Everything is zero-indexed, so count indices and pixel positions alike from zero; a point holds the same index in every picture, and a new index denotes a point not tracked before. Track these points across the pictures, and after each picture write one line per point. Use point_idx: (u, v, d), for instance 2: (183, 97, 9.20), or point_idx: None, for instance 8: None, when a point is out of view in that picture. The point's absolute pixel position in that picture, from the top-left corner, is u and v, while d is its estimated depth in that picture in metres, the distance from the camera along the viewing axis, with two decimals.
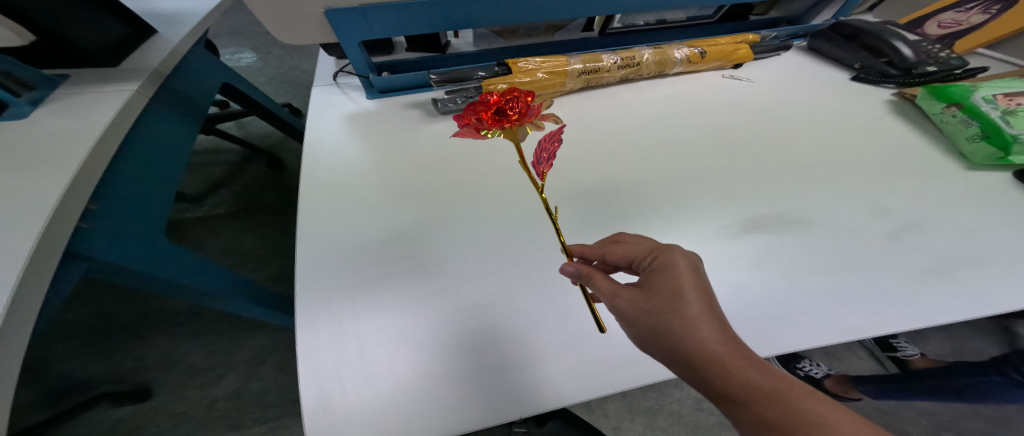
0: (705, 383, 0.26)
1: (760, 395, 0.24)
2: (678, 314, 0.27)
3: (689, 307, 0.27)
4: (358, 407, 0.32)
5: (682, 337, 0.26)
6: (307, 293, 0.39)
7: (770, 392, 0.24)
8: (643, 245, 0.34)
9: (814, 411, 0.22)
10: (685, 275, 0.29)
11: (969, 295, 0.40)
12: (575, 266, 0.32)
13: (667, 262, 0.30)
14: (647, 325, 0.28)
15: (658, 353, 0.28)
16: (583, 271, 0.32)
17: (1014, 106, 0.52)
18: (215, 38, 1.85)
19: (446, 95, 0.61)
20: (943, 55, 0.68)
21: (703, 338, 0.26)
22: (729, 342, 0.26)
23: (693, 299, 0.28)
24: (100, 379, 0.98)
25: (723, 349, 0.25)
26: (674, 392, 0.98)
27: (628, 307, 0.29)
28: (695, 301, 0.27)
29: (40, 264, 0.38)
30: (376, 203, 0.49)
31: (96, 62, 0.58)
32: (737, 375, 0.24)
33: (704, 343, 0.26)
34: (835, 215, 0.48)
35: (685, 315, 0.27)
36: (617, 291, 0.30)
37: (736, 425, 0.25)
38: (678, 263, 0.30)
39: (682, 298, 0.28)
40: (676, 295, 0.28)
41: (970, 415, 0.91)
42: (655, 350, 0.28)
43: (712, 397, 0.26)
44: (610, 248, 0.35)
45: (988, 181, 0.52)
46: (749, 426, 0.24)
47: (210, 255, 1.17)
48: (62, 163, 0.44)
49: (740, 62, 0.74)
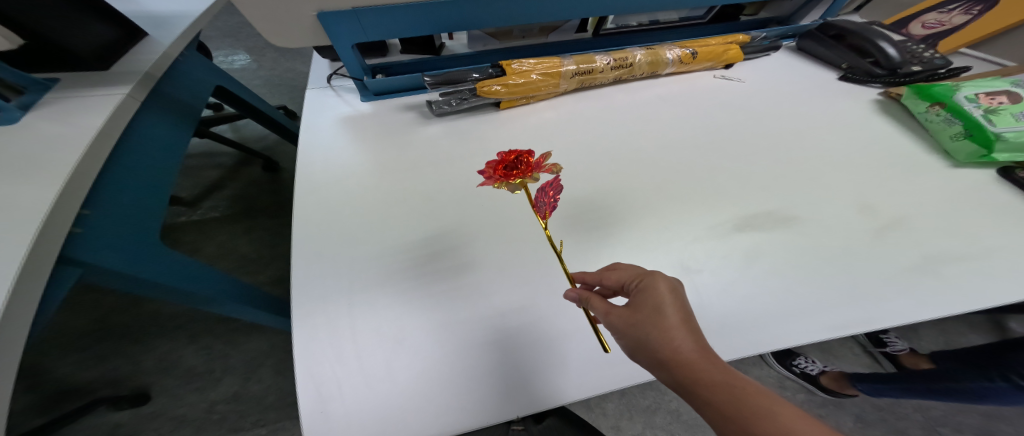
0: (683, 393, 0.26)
1: (724, 398, 0.23)
2: (658, 325, 0.28)
3: (669, 319, 0.28)
4: (354, 408, 0.33)
5: (658, 344, 0.27)
6: (304, 297, 0.39)
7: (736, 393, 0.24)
8: (634, 269, 0.34)
9: (771, 408, 0.22)
10: (668, 292, 0.30)
11: (953, 290, 0.41)
12: (576, 291, 0.33)
13: (651, 279, 0.31)
14: (632, 338, 0.29)
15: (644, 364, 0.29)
16: (584, 296, 0.32)
17: (995, 105, 0.53)
18: (209, 40, 1.85)
19: (441, 97, 0.61)
20: (929, 55, 0.69)
21: (676, 345, 0.26)
22: (707, 354, 0.26)
23: (672, 312, 0.28)
24: (97, 383, 0.97)
25: (699, 358, 0.26)
26: (672, 391, 0.99)
27: (615, 321, 0.30)
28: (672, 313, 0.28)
29: (34, 269, 0.38)
30: (371, 206, 0.49)
31: (86, 66, 0.58)
32: (705, 377, 0.25)
33: (679, 351, 0.26)
34: (824, 213, 0.49)
35: (664, 327, 0.28)
36: (605, 307, 0.31)
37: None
38: (661, 282, 0.30)
39: (663, 311, 0.28)
40: (658, 310, 0.29)
41: (962, 410, 0.93)
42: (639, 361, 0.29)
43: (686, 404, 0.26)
44: (606, 272, 0.35)
45: (973, 178, 0.53)
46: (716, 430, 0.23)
47: (206, 259, 1.17)
48: (54, 167, 0.45)
49: (730, 62, 0.75)
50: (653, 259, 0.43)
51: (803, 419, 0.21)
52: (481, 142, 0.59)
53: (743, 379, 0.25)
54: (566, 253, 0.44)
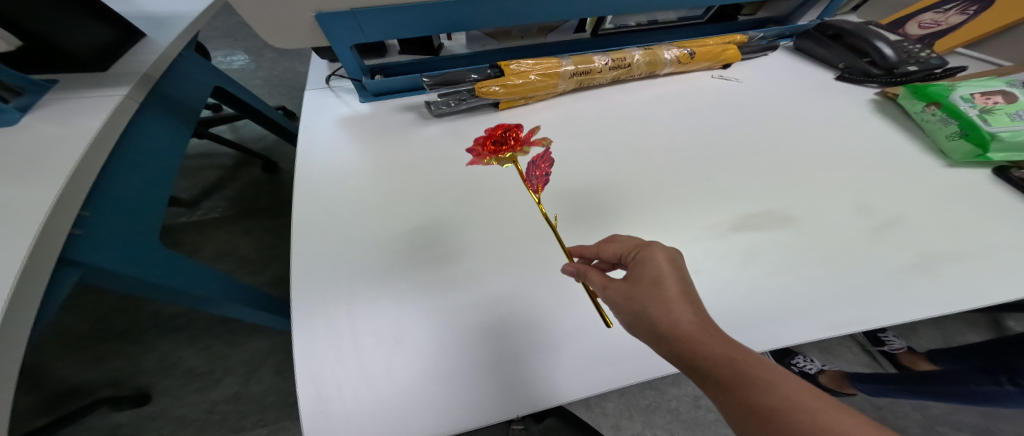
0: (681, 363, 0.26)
1: (723, 367, 0.25)
2: (657, 298, 0.28)
3: (667, 292, 0.28)
4: (355, 407, 0.33)
5: (659, 319, 0.27)
6: (304, 297, 0.39)
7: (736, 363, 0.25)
8: (627, 242, 0.34)
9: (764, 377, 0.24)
10: (665, 265, 0.30)
11: (949, 289, 0.41)
12: (574, 265, 0.34)
13: (649, 252, 0.31)
14: (630, 311, 0.29)
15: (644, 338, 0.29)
16: (581, 269, 0.33)
17: (991, 105, 0.53)
18: (207, 41, 1.84)
19: (440, 98, 0.61)
20: (925, 55, 0.69)
21: (676, 318, 0.27)
22: (706, 325, 0.27)
23: (671, 286, 0.29)
24: (97, 384, 0.97)
25: (696, 328, 0.26)
26: (672, 390, 0.99)
27: (614, 296, 0.30)
28: (671, 285, 0.29)
29: (33, 271, 0.38)
30: (371, 206, 0.49)
31: (83, 67, 0.57)
32: (705, 349, 0.25)
33: (677, 323, 0.27)
34: (821, 212, 0.49)
35: (662, 299, 0.28)
36: (605, 282, 0.31)
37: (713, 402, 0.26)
38: (658, 255, 0.31)
39: (662, 284, 0.29)
40: (655, 283, 0.29)
41: (960, 408, 0.93)
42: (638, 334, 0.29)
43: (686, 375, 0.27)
44: (603, 245, 0.36)
45: (969, 177, 0.54)
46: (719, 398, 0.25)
47: (205, 259, 1.17)
48: (53, 169, 0.45)
49: (728, 62, 0.75)
50: None
51: (800, 386, 0.23)
52: (481, 143, 0.59)
53: (741, 349, 0.26)
54: (565, 253, 0.44)
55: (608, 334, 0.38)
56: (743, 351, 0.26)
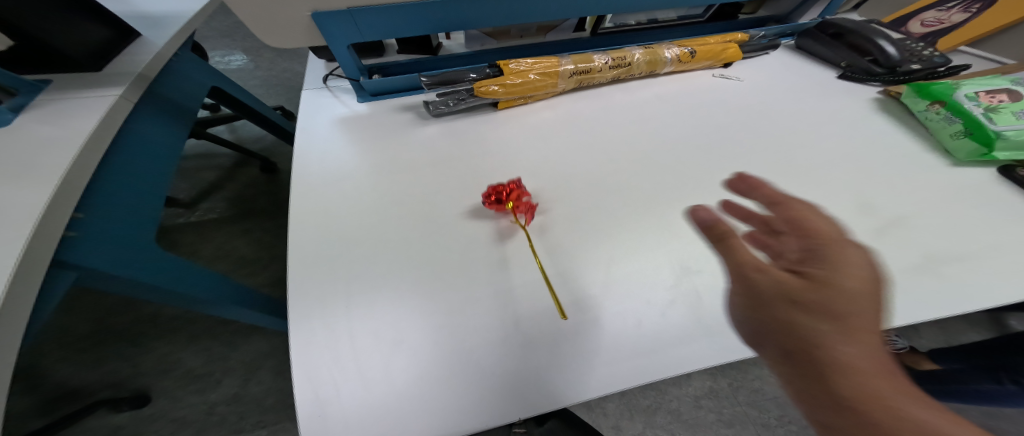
0: (778, 347, 0.27)
1: (849, 377, 0.23)
2: (783, 292, 0.27)
3: (834, 294, 0.25)
4: (354, 410, 0.33)
5: (776, 309, 0.27)
6: (301, 299, 0.39)
7: (869, 382, 0.23)
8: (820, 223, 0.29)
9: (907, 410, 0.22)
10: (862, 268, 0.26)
11: (955, 290, 0.41)
12: (715, 217, 0.31)
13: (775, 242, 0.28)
14: (754, 290, 0.28)
15: (750, 320, 0.29)
16: (722, 226, 0.31)
17: (996, 103, 0.53)
18: (205, 41, 1.84)
19: (438, 97, 0.61)
20: (929, 53, 0.69)
21: (817, 322, 0.25)
22: (868, 342, 0.24)
23: (844, 290, 0.25)
24: (97, 385, 0.97)
25: (845, 340, 0.24)
26: (673, 390, 0.98)
27: (751, 273, 0.29)
28: (849, 284, 0.25)
29: (25, 274, 0.37)
30: (368, 207, 0.49)
31: (77, 67, 0.57)
32: (834, 358, 0.24)
33: (811, 325, 0.25)
34: (824, 212, 0.49)
35: (795, 297, 0.26)
36: (752, 258, 0.29)
37: (792, 391, 0.26)
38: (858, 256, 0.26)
39: (788, 280, 0.27)
40: (820, 280, 0.26)
41: (964, 408, 0.93)
42: (745, 318, 0.29)
43: (779, 363, 0.27)
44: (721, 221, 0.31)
45: (975, 176, 0.53)
46: (808, 397, 0.25)
47: (204, 260, 1.17)
48: (46, 170, 0.44)
49: (729, 61, 0.74)
50: (652, 260, 0.43)
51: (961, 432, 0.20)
52: (479, 143, 0.59)
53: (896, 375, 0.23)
54: (564, 253, 0.43)
55: (608, 336, 0.37)
56: (888, 375, 0.23)
